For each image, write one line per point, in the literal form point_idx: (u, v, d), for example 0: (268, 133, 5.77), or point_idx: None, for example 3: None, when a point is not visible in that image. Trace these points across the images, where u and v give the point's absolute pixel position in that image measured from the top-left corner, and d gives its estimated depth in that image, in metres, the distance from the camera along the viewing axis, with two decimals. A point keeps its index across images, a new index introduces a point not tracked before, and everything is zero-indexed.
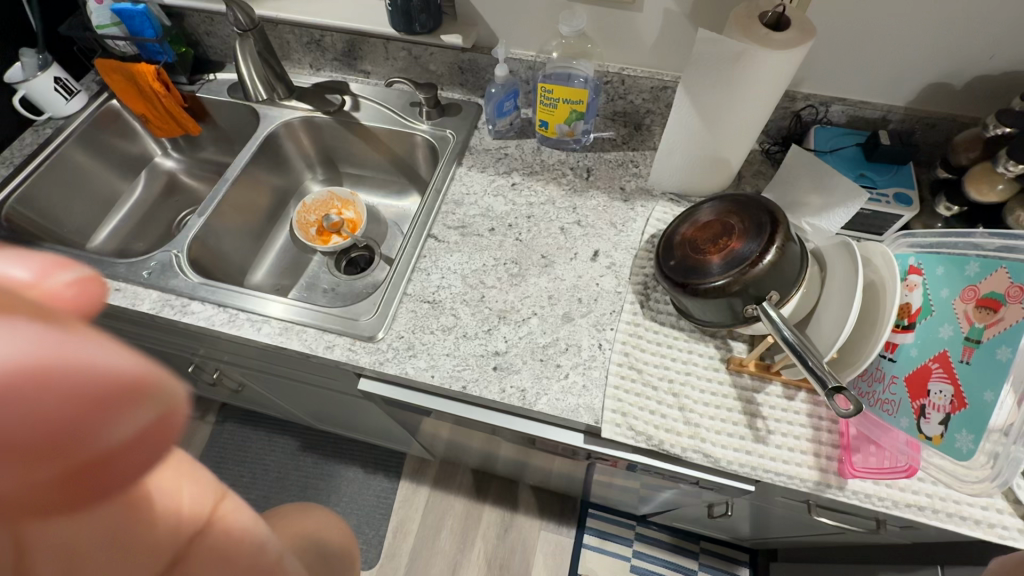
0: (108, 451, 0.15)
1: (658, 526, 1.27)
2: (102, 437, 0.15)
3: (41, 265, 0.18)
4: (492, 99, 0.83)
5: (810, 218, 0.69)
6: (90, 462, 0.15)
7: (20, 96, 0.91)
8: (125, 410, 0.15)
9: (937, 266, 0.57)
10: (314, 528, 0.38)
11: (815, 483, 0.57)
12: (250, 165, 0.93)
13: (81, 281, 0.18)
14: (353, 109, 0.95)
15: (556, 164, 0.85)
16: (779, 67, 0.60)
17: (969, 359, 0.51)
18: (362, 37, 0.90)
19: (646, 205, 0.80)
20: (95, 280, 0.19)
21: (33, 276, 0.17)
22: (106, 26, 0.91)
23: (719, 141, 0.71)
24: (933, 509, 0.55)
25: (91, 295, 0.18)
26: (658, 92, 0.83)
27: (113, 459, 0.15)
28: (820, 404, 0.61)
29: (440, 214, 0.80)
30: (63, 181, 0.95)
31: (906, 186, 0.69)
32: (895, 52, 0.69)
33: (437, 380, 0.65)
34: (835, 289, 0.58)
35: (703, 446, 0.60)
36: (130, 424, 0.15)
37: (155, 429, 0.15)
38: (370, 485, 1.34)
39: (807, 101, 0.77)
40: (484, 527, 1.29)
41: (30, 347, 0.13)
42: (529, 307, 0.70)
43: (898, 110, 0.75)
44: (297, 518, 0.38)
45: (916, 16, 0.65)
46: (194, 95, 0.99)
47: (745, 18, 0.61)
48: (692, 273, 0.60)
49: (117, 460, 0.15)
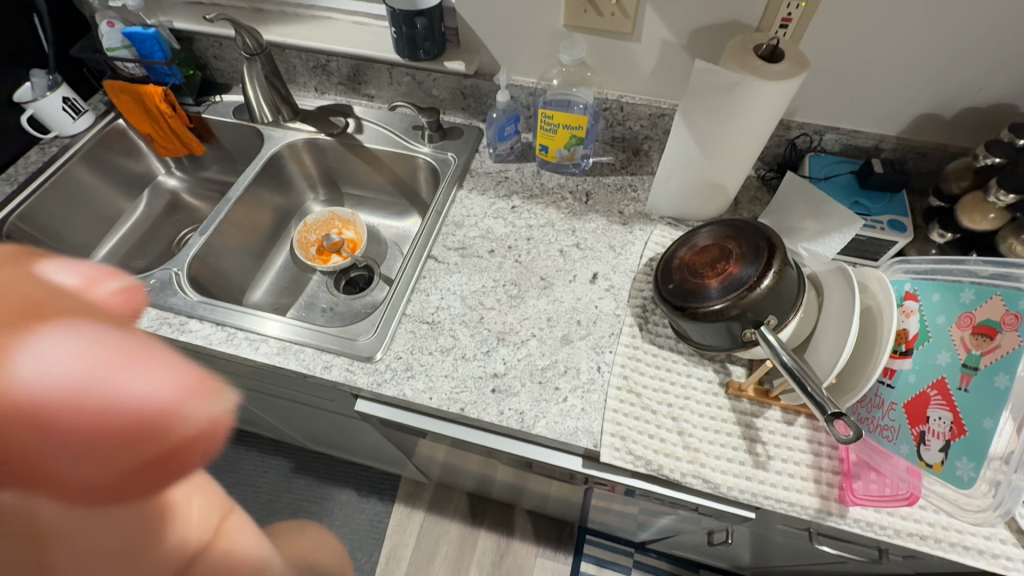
0: (181, 440, 0.20)
1: (657, 554, 1.24)
2: (177, 431, 0.19)
3: (95, 274, 0.22)
4: (492, 124, 0.85)
5: (806, 243, 0.70)
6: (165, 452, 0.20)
7: (28, 115, 0.93)
8: (188, 411, 0.20)
9: (932, 293, 0.57)
10: (310, 551, 0.37)
11: (816, 510, 0.56)
12: (253, 185, 0.94)
13: (126, 288, 0.23)
14: (356, 131, 0.96)
15: (555, 188, 0.86)
16: (773, 99, 0.62)
17: (968, 386, 0.51)
18: (367, 62, 0.92)
19: (644, 228, 0.81)
20: (137, 289, 0.23)
21: (88, 286, 0.21)
22: (116, 49, 0.93)
23: (715, 168, 0.73)
24: (936, 538, 0.54)
25: (134, 301, 0.23)
26: (655, 119, 0.85)
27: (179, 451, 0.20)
28: (820, 429, 0.61)
29: (440, 235, 0.81)
30: (66, 198, 0.96)
31: (901, 213, 0.70)
32: (886, 84, 0.71)
33: (435, 402, 0.65)
34: (833, 314, 0.58)
35: (702, 472, 0.59)
36: (193, 422, 0.20)
37: (209, 427, 0.20)
38: (363, 508, 1.32)
39: (801, 129, 0.79)
40: (479, 553, 1.26)
41: (98, 355, 0.18)
42: (528, 329, 0.71)
43: (890, 139, 0.76)
44: (292, 539, 0.37)
45: (905, 51, 0.67)
46: (199, 115, 1.01)
47: (739, 50, 0.63)
48: (690, 297, 0.60)
49: (183, 451, 0.20)
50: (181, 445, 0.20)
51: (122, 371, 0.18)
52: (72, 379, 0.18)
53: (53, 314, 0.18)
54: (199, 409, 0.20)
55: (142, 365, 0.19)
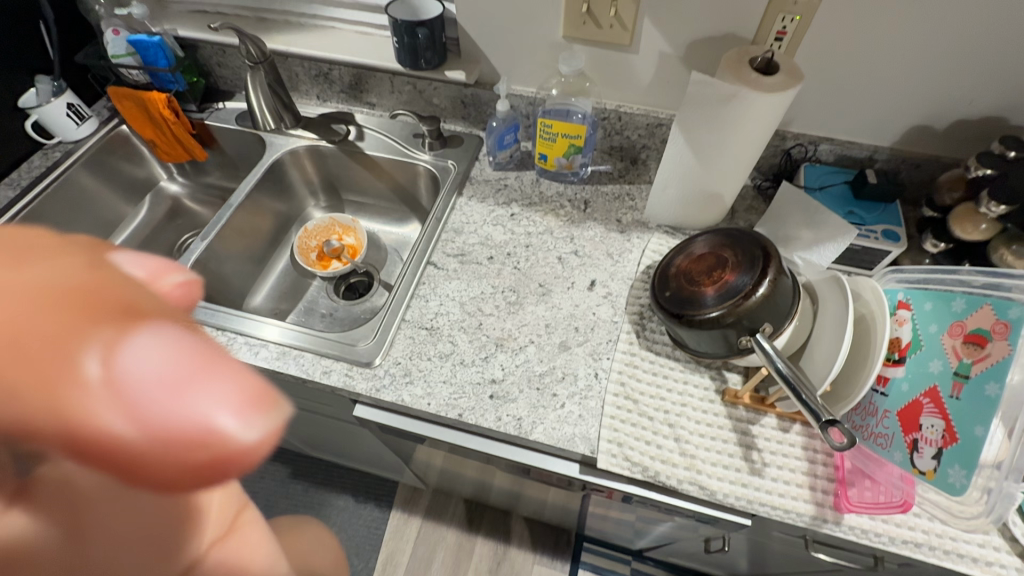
0: (237, 449, 0.15)
1: (654, 562, 1.24)
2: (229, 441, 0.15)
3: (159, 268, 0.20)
4: (492, 132, 0.86)
5: (801, 252, 0.71)
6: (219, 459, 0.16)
7: (32, 120, 0.94)
8: (240, 421, 0.15)
9: (925, 302, 0.58)
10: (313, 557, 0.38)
11: (811, 517, 0.57)
12: (254, 191, 0.95)
13: (188, 282, 0.21)
14: (358, 139, 0.97)
15: (554, 196, 0.87)
16: (768, 111, 0.64)
17: (959, 395, 0.52)
18: (368, 71, 0.93)
19: (642, 236, 0.82)
20: (199, 284, 0.21)
21: (148, 277, 0.19)
22: (121, 56, 0.94)
23: (712, 177, 0.73)
24: (930, 546, 0.55)
25: (193, 297, 0.20)
26: (653, 128, 0.86)
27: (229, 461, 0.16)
28: (815, 437, 0.61)
29: (440, 242, 0.82)
30: (68, 203, 0.96)
31: (894, 223, 0.71)
32: (879, 96, 0.72)
33: (433, 407, 0.65)
34: (827, 323, 0.59)
35: (699, 478, 0.60)
36: (246, 433, 0.15)
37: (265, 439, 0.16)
38: (360, 515, 1.32)
39: (797, 140, 0.80)
40: (477, 561, 1.26)
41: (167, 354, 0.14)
42: (527, 336, 0.71)
43: (884, 150, 0.77)
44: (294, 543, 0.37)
45: (898, 64, 0.68)
46: (202, 122, 1.02)
47: (735, 62, 0.64)
48: (687, 304, 0.61)
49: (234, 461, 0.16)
50: (235, 455, 0.16)
51: (187, 381, 0.14)
52: (151, 390, 0.14)
53: (135, 309, 0.15)
54: (253, 430, 0.15)
55: (203, 374, 0.15)
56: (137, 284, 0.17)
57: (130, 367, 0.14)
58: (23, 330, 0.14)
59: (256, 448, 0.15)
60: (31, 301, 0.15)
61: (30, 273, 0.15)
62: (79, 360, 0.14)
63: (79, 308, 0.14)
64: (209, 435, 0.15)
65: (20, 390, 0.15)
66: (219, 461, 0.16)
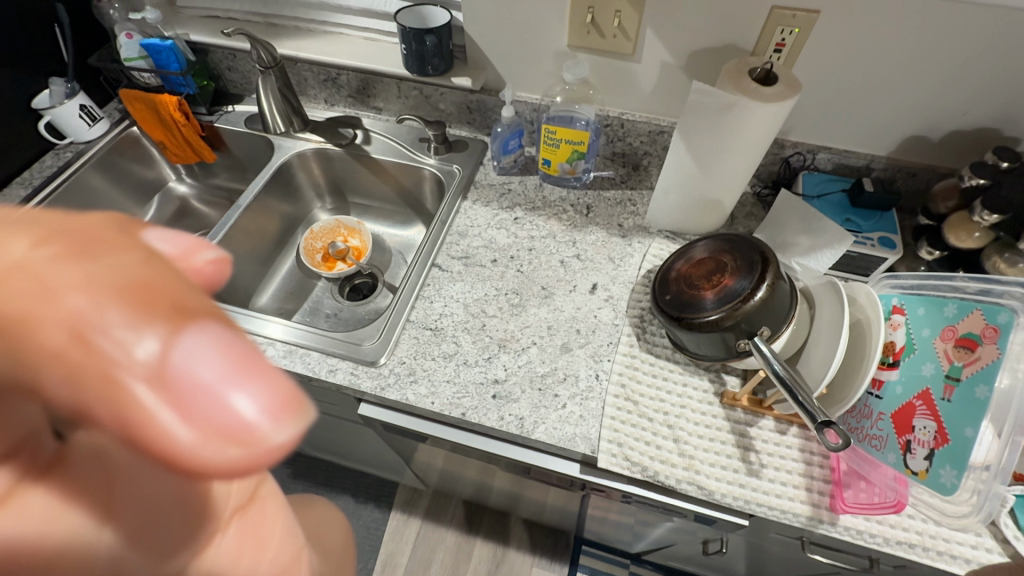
0: (261, 452, 0.16)
1: (652, 566, 1.25)
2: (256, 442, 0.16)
3: (188, 245, 0.20)
4: (498, 137, 0.88)
5: (799, 258, 0.72)
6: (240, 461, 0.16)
7: (45, 121, 0.95)
8: (272, 424, 0.16)
9: (918, 307, 0.59)
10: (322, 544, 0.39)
11: (807, 518, 0.58)
12: (262, 193, 0.97)
13: (219, 261, 0.21)
14: (364, 142, 0.99)
15: (557, 201, 0.89)
16: (768, 119, 0.65)
17: (950, 397, 0.53)
18: (375, 77, 0.95)
19: (643, 241, 0.83)
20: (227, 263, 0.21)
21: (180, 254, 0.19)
22: (133, 58, 0.96)
23: (712, 184, 0.75)
24: (923, 547, 0.56)
25: (222, 276, 0.21)
26: (655, 135, 0.88)
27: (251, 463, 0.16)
28: (811, 439, 0.63)
29: (444, 244, 0.83)
30: (79, 202, 0.98)
31: (891, 230, 0.73)
32: (876, 107, 0.74)
33: (437, 406, 0.66)
34: (823, 327, 0.60)
35: (697, 478, 0.61)
36: (274, 434, 0.16)
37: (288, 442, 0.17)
38: (360, 515, 1.32)
39: (795, 148, 0.82)
40: (475, 562, 1.26)
41: (211, 353, 0.15)
42: (529, 337, 0.72)
43: (881, 159, 0.79)
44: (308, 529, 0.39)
45: (894, 76, 0.70)
46: (211, 124, 1.03)
47: (735, 73, 0.66)
48: (687, 308, 0.63)
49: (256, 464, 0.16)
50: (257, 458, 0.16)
51: (230, 382, 0.15)
52: (197, 390, 0.15)
53: (188, 306, 0.15)
54: (281, 433, 0.16)
55: (244, 376, 0.16)
56: (183, 277, 0.17)
57: (184, 365, 0.15)
58: (73, 318, 0.14)
59: (281, 452, 0.16)
60: (80, 288, 0.14)
61: (76, 257, 0.15)
62: (134, 355, 0.14)
63: (135, 301, 0.14)
64: (244, 434, 0.16)
65: (73, 374, 0.15)
66: (247, 460, 0.16)
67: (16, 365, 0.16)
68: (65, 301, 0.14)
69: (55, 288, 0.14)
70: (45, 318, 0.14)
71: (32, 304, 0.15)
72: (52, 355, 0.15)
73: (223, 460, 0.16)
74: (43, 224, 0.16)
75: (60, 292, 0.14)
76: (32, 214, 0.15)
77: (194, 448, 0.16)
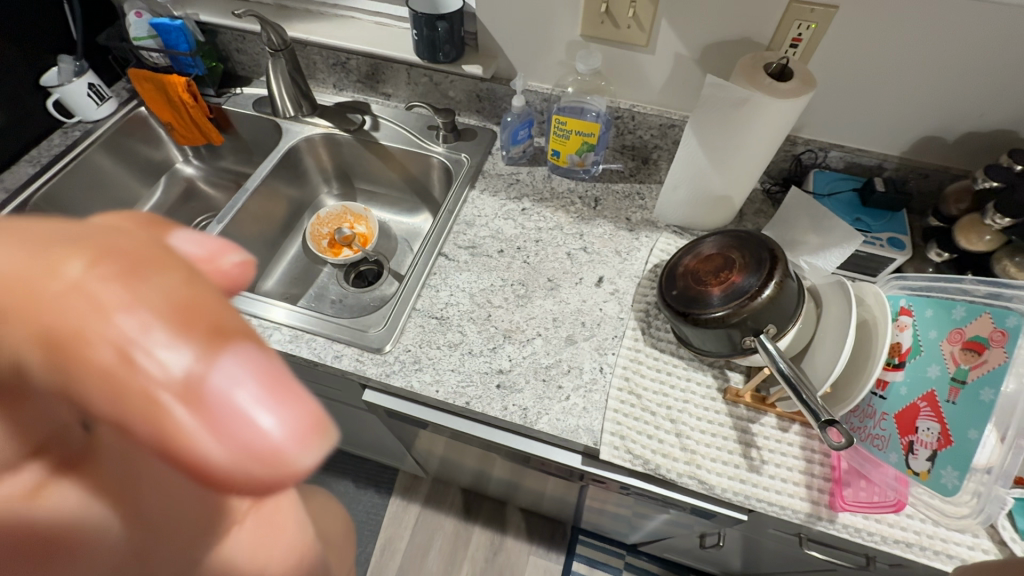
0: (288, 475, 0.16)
1: (648, 557, 1.26)
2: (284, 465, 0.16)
3: (215, 247, 0.20)
4: (507, 127, 0.87)
5: (807, 256, 0.72)
6: (267, 481, 0.16)
7: (54, 99, 0.95)
8: (300, 449, 0.16)
9: (925, 309, 0.59)
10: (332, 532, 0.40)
11: (806, 514, 0.59)
12: (270, 177, 0.97)
13: (245, 263, 0.20)
14: (373, 128, 0.99)
15: (566, 192, 0.89)
16: (782, 115, 0.65)
17: (955, 399, 0.53)
18: (385, 62, 0.95)
19: (650, 235, 0.83)
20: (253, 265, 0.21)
21: (210, 258, 0.19)
22: (142, 38, 0.95)
23: (722, 180, 0.75)
24: (920, 546, 0.56)
25: (248, 279, 0.20)
26: (665, 129, 0.87)
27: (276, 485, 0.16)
28: (813, 437, 0.63)
29: (451, 233, 0.83)
30: (86, 182, 0.98)
31: (900, 231, 0.73)
32: (890, 106, 0.73)
33: (442, 395, 0.67)
34: (830, 325, 0.60)
35: (698, 473, 0.61)
36: (302, 458, 0.16)
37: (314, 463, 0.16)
38: (361, 500, 1.34)
39: (807, 146, 0.81)
40: (473, 549, 1.28)
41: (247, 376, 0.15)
42: (534, 328, 0.73)
43: (893, 159, 0.78)
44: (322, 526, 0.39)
45: (910, 74, 0.69)
46: (219, 106, 1.03)
47: (750, 67, 0.65)
48: (693, 303, 0.63)
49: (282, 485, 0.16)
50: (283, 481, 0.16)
51: (265, 407, 0.15)
52: (234, 413, 0.15)
53: (224, 327, 0.15)
54: (309, 457, 0.16)
55: (277, 399, 0.15)
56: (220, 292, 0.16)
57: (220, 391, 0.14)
58: (116, 337, 0.14)
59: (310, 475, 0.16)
60: (121, 308, 0.14)
61: (118, 272, 0.14)
62: (173, 374, 0.14)
63: (180, 321, 0.14)
64: (275, 456, 0.15)
65: (113, 392, 0.15)
66: (275, 481, 0.16)
67: (53, 373, 0.16)
68: (105, 321, 0.14)
69: (96, 306, 0.14)
70: (85, 335, 0.14)
71: (72, 320, 0.14)
72: (88, 372, 0.15)
73: (254, 480, 0.16)
74: (85, 237, 0.15)
75: (103, 309, 0.14)
76: (82, 232, 0.15)
77: (227, 467, 0.15)
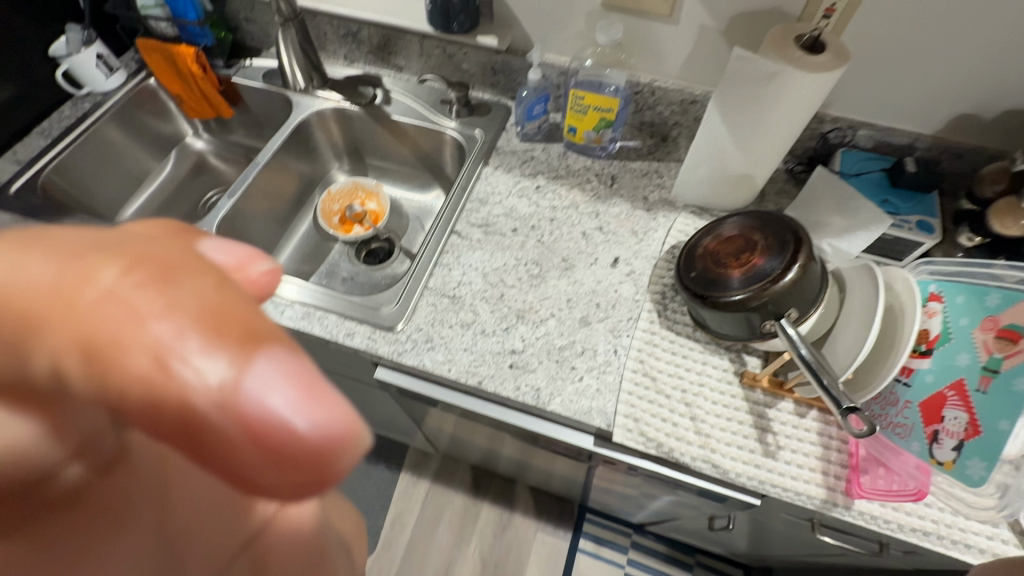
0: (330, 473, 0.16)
1: (655, 536, 1.28)
2: (328, 464, 0.16)
3: (243, 255, 0.20)
4: (523, 102, 0.85)
5: (831, 239, 0.69)
6: (310, 479, 0.17)
7: (63, 70, 0.94)
8: (340, 449, 0.16)
9: (956, 295, 0.58)
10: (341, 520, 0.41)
11: (821, 501, 0.58)
12: (280, 152, 0.95)
13: (272, 270, 0.21)
14: (384, 102, 0.96)
15: (581, 170, 0.86)
16: (811, 90, 0.62)
17: (986, 389, 0.53)
18: (397, 33, 0.92)
19: (668, 216, 0.81)
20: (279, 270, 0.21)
21: (238, 265, 0.19)
22: (150, 6, 0.93)
23: (745, 159, 0.72)
24: (938, 535, 0.56)
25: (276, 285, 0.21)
26: (686, 105, 0.84)
27: (320, 481, 0.17)
28: (831, 423, 0.62)
29: (464, 211, 0.82)
30: (97, 155, 0.97)
31: (929, 214, 0.70)
32: (927, 81, 0.70)
33: (454, 374, 0.67)
34: (853, 310, 0.59)
35: (712, 457, 0.61)
36: (344, 458, 0.16)
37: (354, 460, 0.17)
38: (371, 475, 1.36)
39: (835, 123, 0.78)
40: (481, 525, 1.30)
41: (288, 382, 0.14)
42: (548, 309, 0.72)
43: (926, 138, 0.75)
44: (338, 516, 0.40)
45: (950, 47, 0.65)
46: (229, 79, 1.01)
47: (780, 39, 0.62)
48: (712, 286, 0.61)
49: (325, 481, 0.17)
50: (326, 478, 0.16)
51: (302, 411, 0.15)
52: (276, 418, 0.15)
53: (259, 331, 0.15)
54: (349, 459, 0.16)
55: (316, 402, 0.15)
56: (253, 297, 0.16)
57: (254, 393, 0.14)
58: (153, 345, 0.14)
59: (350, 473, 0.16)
60: (158, 318, 0.14)
61: (153, 281, 0.14)
62: (209, 382, 0.14)
63: (216, 329, 0.14)
64: (319, 456, 0.16)
65: (153, 399, 0.14)
66: (319, 478, 0.16)
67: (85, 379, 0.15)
68: (140, 328, 0.14)
69: (132, 314, 0.14)
70: (122, 344, 0.14)
71: (104, 329, 0.14)
72: (125, 379, 0.14)
73: (296, 478, 0.16)
74: (119, 246, 0.15)
75: (139, 316, 0.14)
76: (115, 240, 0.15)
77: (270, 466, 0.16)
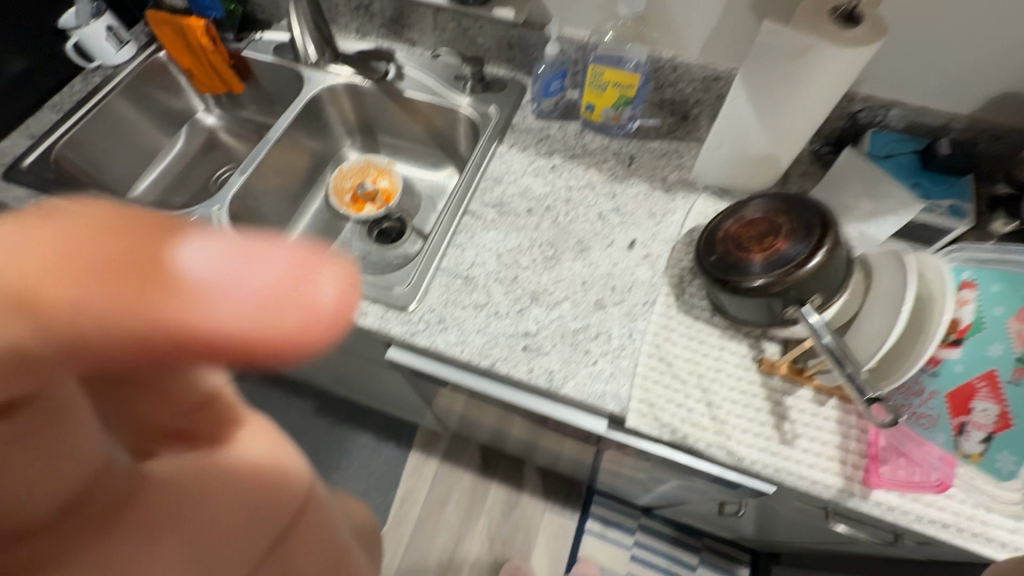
0: (327, 301, 0.16)
1: (662, 519, 1.28)
2: (320, 291, 0.16)
3: None
4: (540, 78, 0.83)
5: (857, 223, 0.66)
6: (310, 318, 0.16)
7: (73, 43, 0.93)
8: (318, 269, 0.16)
9: (991, 284, 0.57)
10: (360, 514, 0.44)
11: (838, 490, 0.57)
12: (291, 128, 0.94)
13: None
14: (397, 78, 0.94)
15: (598, 149, 0.84)
16: (845, 67, 0.59)
17: (1018, 381, 0.53)
18: (411, 5, 0.89)
19: (687, 197, 0.78)
20: None
21: None
22: None
23: (770, 139, 0.70)
24: (958, 527, 0.54)
25: None
26: (709, 82, 0.81)
27: (321, 317, 0.16)
28: (851, 412, 0.60)
29: (478, 190, 0.80)
30: (109, 129, 0.97)
31: (961, 199, 0.67)
32: (966, 57, 0.66)
33: (466, 355, 0.66)
34: (880, 298, 0.57)
35: (727, 444, 0.60)
36: (326, 280, 0.16)
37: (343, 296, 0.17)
38: (381, 452, 1.38)
39: (866, 102, 0.74)
40: (490, 504, 1.31)
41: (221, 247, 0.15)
42: (562, 291, 0.70)
43: (962, 119, 0.72)
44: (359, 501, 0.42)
45: (995, 21, 0.62)
46: (240, 53, 0.99)
47: (812, 11, 0.59)
48: (733, 270, 0.59)
49: (323, 317, 0.16)
50: (323, 308, 0.16)
51: (251, 260, 0.15)
52: (234, 274, 0.15)
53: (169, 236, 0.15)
54: (329, 286, 0.16)
55: (261, 248, 0.15)
56: None
57: (214, 280, 0.14)
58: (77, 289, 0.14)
59: (337, 300, 0.16)
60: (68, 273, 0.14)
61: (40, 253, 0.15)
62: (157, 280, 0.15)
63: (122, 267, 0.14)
64: (296, 287, 0.15)
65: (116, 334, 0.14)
66: (316, 319, 0.16)
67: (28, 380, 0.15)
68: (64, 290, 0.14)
69: (57, 283, 0.14)
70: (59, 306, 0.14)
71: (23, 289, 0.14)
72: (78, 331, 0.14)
73: (297, 338, 0.16)
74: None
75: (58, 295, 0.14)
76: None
77: (262, 330, 0.15)
